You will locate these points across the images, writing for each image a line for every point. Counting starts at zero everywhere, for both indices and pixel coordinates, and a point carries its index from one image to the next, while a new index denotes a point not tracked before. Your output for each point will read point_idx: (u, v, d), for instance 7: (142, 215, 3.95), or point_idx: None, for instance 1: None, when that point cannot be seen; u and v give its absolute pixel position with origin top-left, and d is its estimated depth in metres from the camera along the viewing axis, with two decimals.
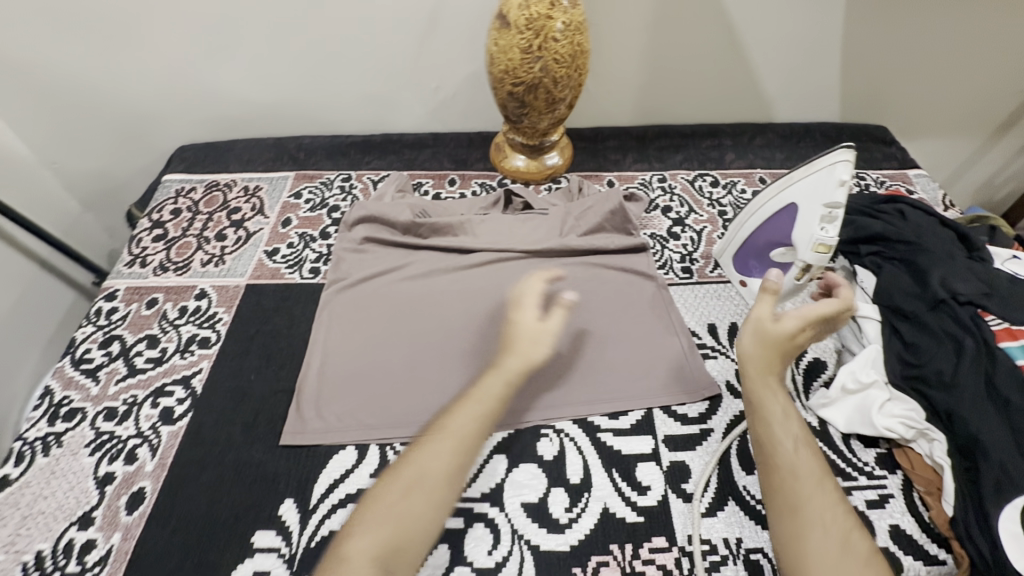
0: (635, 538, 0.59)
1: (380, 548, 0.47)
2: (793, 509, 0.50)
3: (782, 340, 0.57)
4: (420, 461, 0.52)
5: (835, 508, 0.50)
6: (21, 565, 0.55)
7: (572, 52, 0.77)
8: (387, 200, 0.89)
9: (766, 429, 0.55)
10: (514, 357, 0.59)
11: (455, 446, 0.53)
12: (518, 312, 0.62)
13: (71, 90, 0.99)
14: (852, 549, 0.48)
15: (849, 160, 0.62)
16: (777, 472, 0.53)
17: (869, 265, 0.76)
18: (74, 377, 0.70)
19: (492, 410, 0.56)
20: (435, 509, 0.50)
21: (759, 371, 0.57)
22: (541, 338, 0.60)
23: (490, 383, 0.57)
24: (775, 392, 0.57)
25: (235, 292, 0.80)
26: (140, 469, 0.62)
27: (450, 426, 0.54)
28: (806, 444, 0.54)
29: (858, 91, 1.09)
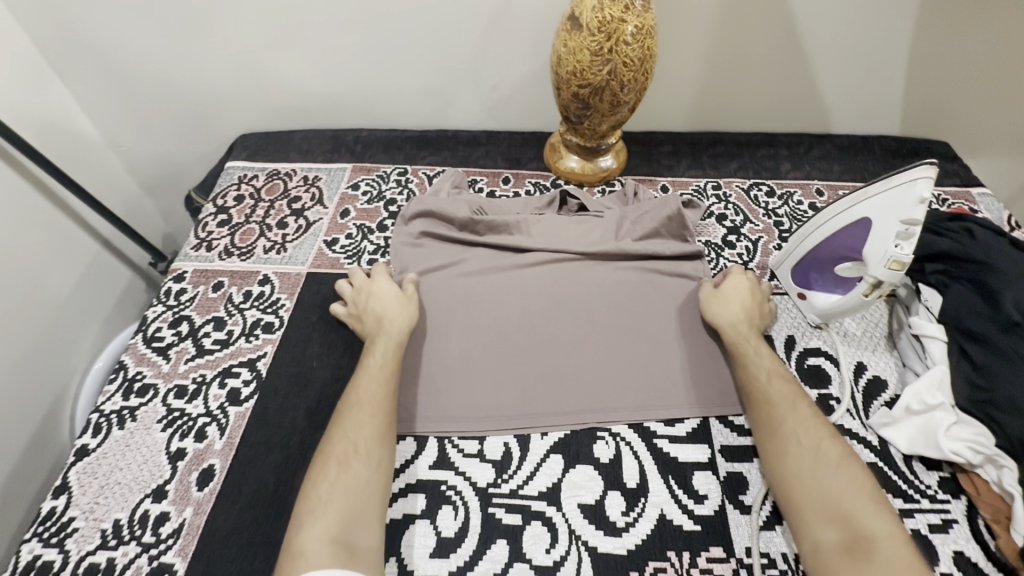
0: (692, 546, 0.59)
1: (335, 525, 0.52)
2: (773, 432, 0.61)
3: (729, 296, 0.73)
4: (344, 437, 0.59)
5: (812, 424, 0.60)
6: (100, 532, 0.58)
7: (642, 55, 0.77)
8: (443, 195, 0.90)
9: (745, 368, 0.67)
10: (392, 322, 0.69)
11: (368, 414, 0.60)
12: (377, 289, 0.73)
13: (142, 77, 1.02)
14: (825, 456, 0.57)
15: (931, 176, 0.61)
16: (756, 403, 0.64)
17: (935, 283, 0.75)
18: (146, 354, 0.73)
19: (390, 370, 0.65)
20: (374, 474, 0.57)
21: (728, 325, 0.71)
22: (403, 305, 0.71)
23: (380, 351, 0.67)
24: (749, 338, 0.70)
25: (297, 280, 0.82)
26: (210, 447, 0.64)
27: (359, 398, 0.62)
28: (779, 374, 0.65)
29: (921, 105, 1.06)
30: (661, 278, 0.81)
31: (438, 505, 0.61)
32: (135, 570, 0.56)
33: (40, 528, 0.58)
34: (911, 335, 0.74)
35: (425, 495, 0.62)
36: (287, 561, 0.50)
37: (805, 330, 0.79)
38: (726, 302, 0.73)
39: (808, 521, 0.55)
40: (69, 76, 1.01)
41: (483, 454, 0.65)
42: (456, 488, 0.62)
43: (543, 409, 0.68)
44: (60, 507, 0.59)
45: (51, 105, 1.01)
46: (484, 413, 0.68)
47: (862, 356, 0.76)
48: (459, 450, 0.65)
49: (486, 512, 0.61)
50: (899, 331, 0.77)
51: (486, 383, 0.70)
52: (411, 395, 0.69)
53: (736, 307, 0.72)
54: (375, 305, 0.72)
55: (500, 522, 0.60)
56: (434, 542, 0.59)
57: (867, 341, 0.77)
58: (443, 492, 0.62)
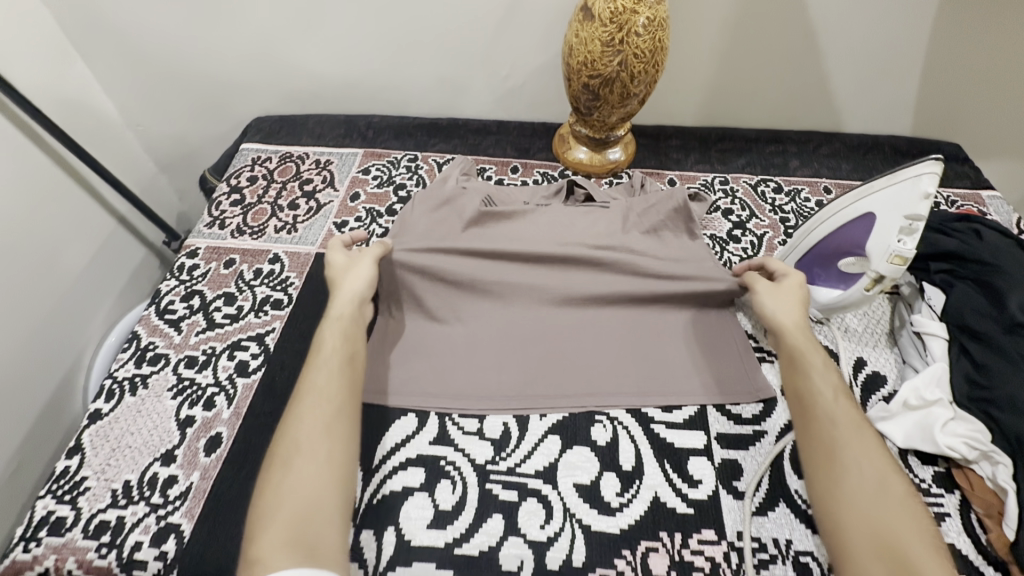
0: (685, 528, 0.60)
1: (289, 528, 0.50)
2: (830, 450, 0.56)
3: (791, 298, 0.69)
4: (289, 436, 0.56)
5: (875, 451, 0.56)
6: (110, 492, 0.60)
7: (652, 47, 0.77)
8: (452, 181, 0.90)
9: (807, 379, 0.62)
10: (341, 290, 0.70)
11: (312, 404, 0.59)
12: (332, 272, 0.73)
13: (162, 58, 1.04)
14: (885, 486, 0.53)
15: (937, 172, 0.61)
16: (815, 417, 0.59)
17: (939, 282, 0.75)
18: (159, 325, 0.75)
19: (341, 353, 0.64)
20: (326, 468, 0.54)
21: (792, 326, 0.67)
22: (353, 273, 0.72)
23: (326, 336, 0.65)
24: (812, 347, 0.65)
25: (306, 259, 0.83)
26: (218, 416, 0.66)
27: (305, 390, 0.60)
28: (844, 394, 0.61)
29: (933, 107, 1.06)
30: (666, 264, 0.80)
31: (437, 479, 0.63)
32: (142, 529, 0.58)
33: (53, 485, 0.60)
34: (912, 332, 0.74)
35: (424, 469, 0.63)
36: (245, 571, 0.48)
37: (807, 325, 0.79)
38: (791, 305, 0.69)
39: (855, 549, 0.50)
40: (90, 54, 1.04)
41: (482, 432, 0.66)
42: (454, 464, 0.64)
43: (542, 392, 0.69)
44: (73, 467, 0.62)
45: (72, 83, 1.03)
46: (487, 393, 0.69)
47: (862, 351, 0.76)
48: (459, 428, 0.67)
49: (483, 488, 0.62)
50: (900, 328, 0.77)
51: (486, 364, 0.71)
52: (416, 371, 0.71)
53: (798, 311, 0.68)
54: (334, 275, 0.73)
55: (496, 497, 0.61)
56: (431, 514, 0.60)
57: (867, 337, 0.78)
58: (442, 467, 0.63)
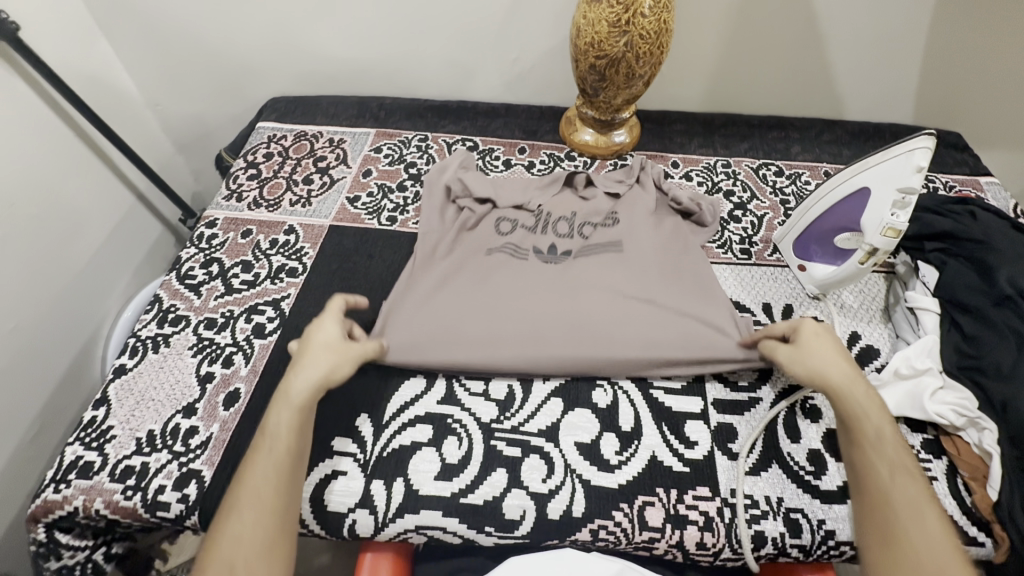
0: (681, 486, 0.63)
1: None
2: (889, 541, 0.51)
3: (836, 355, 0.62)
4: (222, 553, 0.49)
5: (944, 545, 0.50)
6: (135, 440, 0.63)
7: (657, 29, 0.80)
8: (449, 173, 0.91)
9: (863, 453, 0.56)
10: (300, 375, 0.59)
11: (251, 516, 0.51)
12: (314, 335, 0.63)
13: (181, 39, 1.07)
14: None
15: (929, 146, 0.63)
16: (874, 500, 0.54)
17: (933, 260, 0.77)
18: (180, 289, 0.78)
19: (289, 448, 0.55)
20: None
21: (841, 387, 0.59)
22: (328, 354, 0.61)
23: (277, 424, 0.56)
24: (867, 411, 0.58)
25: (320, 231, 0.87)
26: (236, 372, 0.69)
27: (247, 488, 0.52)
28: (907, 471, 0.54)
29: (935, 96, 1.08)
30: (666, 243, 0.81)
31: (444, 435, 0.66)
32: (166, 474, 0.61)
33: (82, 433, 0.64)
34: (906, 307, 0.76)
35: (432, 426, 0.66)
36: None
37: (805, 301, 0.81)
38: (837, 361, 0.61)
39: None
40: (113, 34, 1.07)
41: (488, 393, 0.69)
42: (461, 421, 0.67)
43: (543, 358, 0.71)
44: (100, 417, 0.65)
45: (96, 63, 1.07)
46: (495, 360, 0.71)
47: (856, 326, 0.79)
48: (466, 389, 0.70)
49: (488, 444, 0.65)
50: (895, 305, 0.79)
51: None
52: None
53: (847, 368, 0.60)
54: (305, 352, 0.61)
55: (501, 453, 0.64)
56: (439, 467, 0.63)
57: (862, 313, 0.80)
58: (448, 424, 0.66)
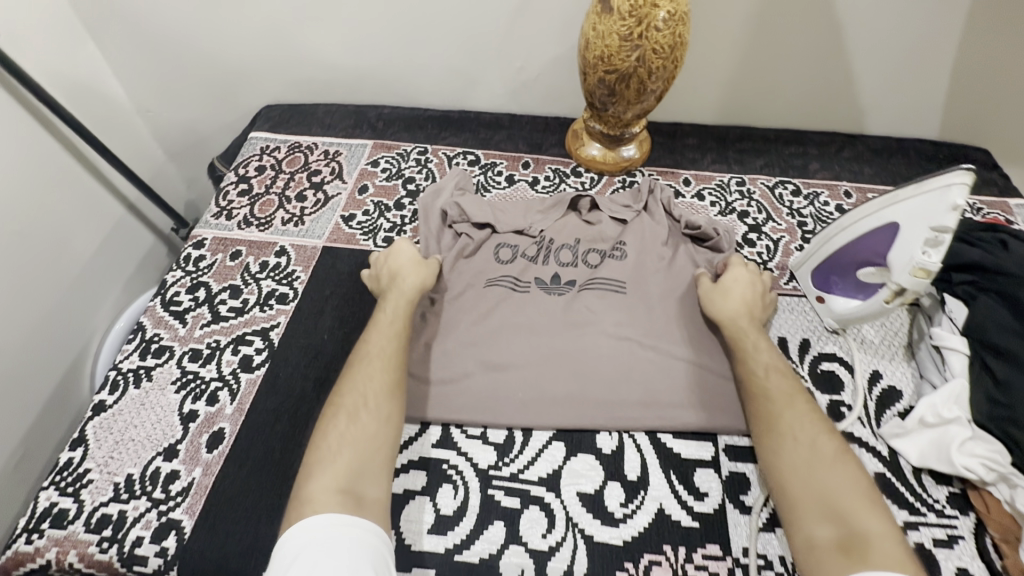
0: (689, 543, 0.59)
1: (344, 474, 0.53)
2: (770, 429, 0.59)
3: (730, 290, 0.70)
4: (353, 391, 0.59)
5: (811, 421, 0.58)
6: (113, 485, 0.60)
7: (672, 43, 0.75)
8: (444, 195, 0.87)
9: (744, 365, 0.65)
10: (407, 278, 0.71)
11: (379, 367, 0.61)
12: (405, 247, 0.75)
13: (171, 44, 1.03)
14: (820, 452, 0.55)
15: (967, 182, 0.58)
16: (755, 399, 0.62)
17: (962, 295, 0.72)
18: (164, 316, 0.75)
19: (400, 326, 0.66)
20: (380, 430, 0.57)
21: (731, 317, 0.68)
22: (417, 263, 0.73)
23: (392, 308, 0.68)
24: (750, 334, 0.67)
25: (313, 253, 0.82)
26: (221, 411, 0.66)
27: (369, 353, 0.62)
28: (780, 372, 0.63)
29: (965, 110, 1.01)
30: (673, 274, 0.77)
31: (439, 483, 0.62)
32: (144, 524, 0.58)
33: (58, 477, 0.61)
34: (931, 345, 0.72)
35: (426, 473, 0.63)
36: (296, 508, 0.50)
37: (821, 335, 0.77)
38: (728, 294, 0.70)
39: (805, 520, 0.53)
40: (101, 38, 1.02)
41: (485, 437, 0.66)
42: (457, 467, 0.63)
43: (546, 397, 0.67)
44: (77, 459, 0.62)
45: (82, 68, 1.02)
46: (494, 403, 0.67)
47: (878, 364, 0.74)
48: (462, 432, 0.66)
49: (485, 494, 0.61)
50: (919, 342, 0.75)
51: (489, 365, 0.69)
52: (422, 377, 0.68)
53: (737, 299, 0.69)
54: (398, 262, 0.73)
55: (498, 504, 0.61)
56: (433, 519, 0.60)
57: (884, 350, 0.75)
58: (443, 471, 0.63)
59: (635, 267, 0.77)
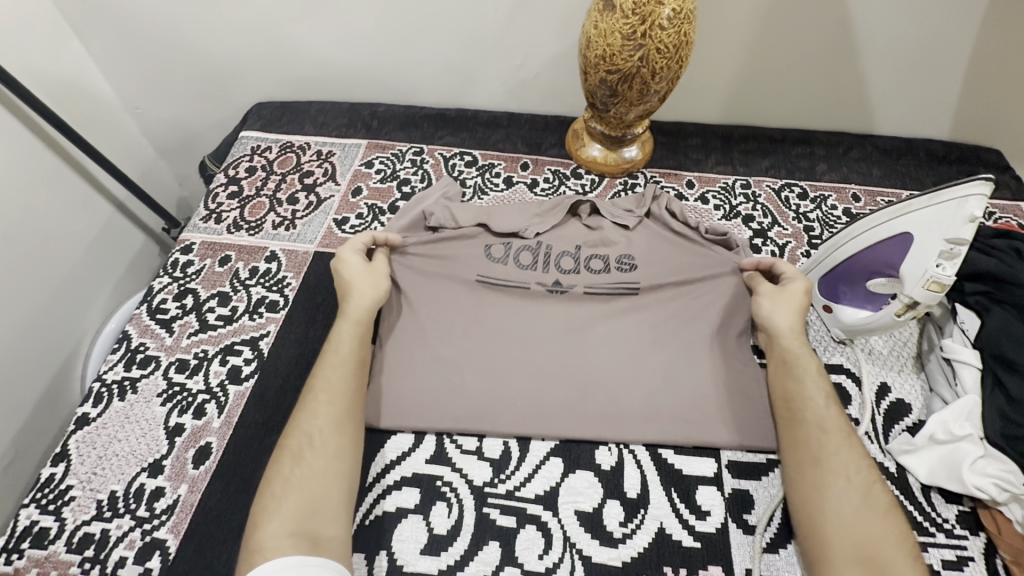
0: (690, 564, 0.57)
1: (293, 519, 0.52)
2: (816, 460, 0.57)
3: (792, 300, 0.68)
4: (298, 430, 0.58)
5: (861, 462, 0.57)
6: (95, 503, 0.58)
7: (677, 42, 0.72)
8: (430, 202, 0.83)
9: (797, 387, 0.62)
10: (354, 302, 0.68)
11: (323, 401, 0.59)
12: (347, 267, 0.71)
13: (158, 39, 0.99)
14: (868, 495, 0.54)
15: (986, 193, 0.57)
16: (804, 424, 0.60)
17: (974, 306, 0.69)
18: (150, 325, 0.73)
19: (349, 353, 0.64)
20: (330, 467, 0.55)
21: (787, 332, 0.66)
22: (363, 285, 0.69)
23: (343, 333, 0.65)
24: (803, 354, 0.65)
25: (304, 258, 0.80)
26: (208, 425, 0.64)
27: (315, 387, 0.60)
28: (833, 404, 0.61)
29: (977, 111, 0.98)
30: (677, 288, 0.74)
31: (432, 501, 0.60)
32: (127, 544, 0.56)
33: (38, 494, 0.59)
34: (942, 358, 0.69)
35: (419, 490, 0.61)
36: (246, 558, 0.50)
37: (829, 346, 0.74)
38: (789, 307, 0.68)
39: (837, 559, 0.52)
40: (85, 34, 0.99)
41: (481, 452, 0.63)
42: (451, 485, 0.61)
43: (545, 411, 0.65)
44: (58, 475, 0.60)
45: (66, 64, 0.99)
46: (494, 412, 0.65)
47: (886, 376, 0.72)
48: (457, 446, 0.64)
49: (480, 512, 0.60)
50: (929, 353, 0.73)
51: (486, 374, 0.67)
52: (418, 384, 0.66)
53: (794, 314, 0.67)
54: (344, 287, 0.70)
55: (494, 523, 0.59)
56: (426, 538, 0.58)
57: (893, 362, 0.73)
58: (437, 488, 0.61)
59: (641, 274, 0.75)
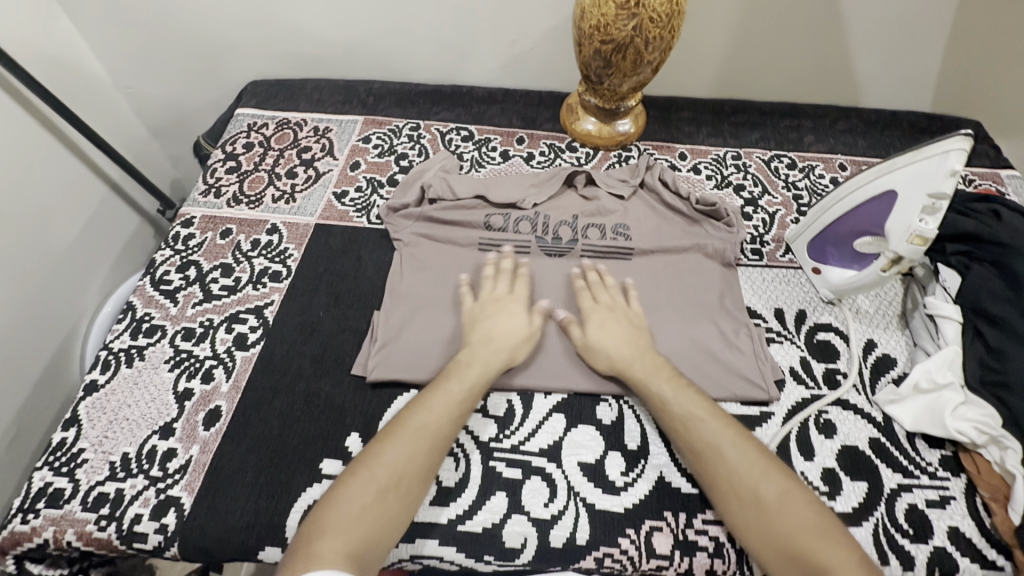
0: (689, 509, 0.59)
1: (352, 544, 0.48)
2: (715, 480, 0.56)
3: (617, 330, 0.66)
4: (389, 456, 0.54)
5: (748, 457, 0.56)
6: (109, 464, 0.59)
7: (669, 11, 0.73)
8: (429, 175, 0.85)
9: (666, 414, 0.60)
10: (495, 352, 0.63)
11: (427, 444, 0.56)
12: (498, 304, 0.67)
13: (150, 15, 0.98)
14: (766, 492, 0.53)
15: (965, 148, 0.59)
16: (690, 449, 0.58)
17: (955, 264, 0.73)
18: (154, 296, 0.73)
19: (465, 404, 0.60)
20: (400, 511, 0.52)
21: (625, 360, 0.64)
22: (507, 338, 0.65)
23: (467, 378, 0.61)
24: (650, 374, 0.63)
25: (305, 231, 0.81)
26: (217, 389, 0.65)
27: (413, 421, 0.57)
28: (697, 410, 0.59)
29: (958, 83, 1.01)
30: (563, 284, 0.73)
31: None
32: (142, 502, 0.57)
33: (51, 457, 0.60)
34: (925, 314, 0.72)
35: None
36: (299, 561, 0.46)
37: (818, 306, 0.77)
38: (609, 328, 0.66)
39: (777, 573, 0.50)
40: (76, 11, 0.98)
41: (486, 409, 0.65)
42: (457, 441, 0.63)
43: (545, 367, 0.67)
44: (70, 439, 0.61)
45: (57, 41, 0.98)
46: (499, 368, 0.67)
47: (872, 333, 0.75)
48: None
49: (486, 466, 0.62)
50: (913, 311, 0.75)
51: None
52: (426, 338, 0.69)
53: (620, 333, 0.66)
54: (482, 325, 0.65)
55: (500, 475, 0.61)
56: (435, 491, 0.60)
57: (879, 319, 0.76)
58: None
59: (639, 238, 0.78)
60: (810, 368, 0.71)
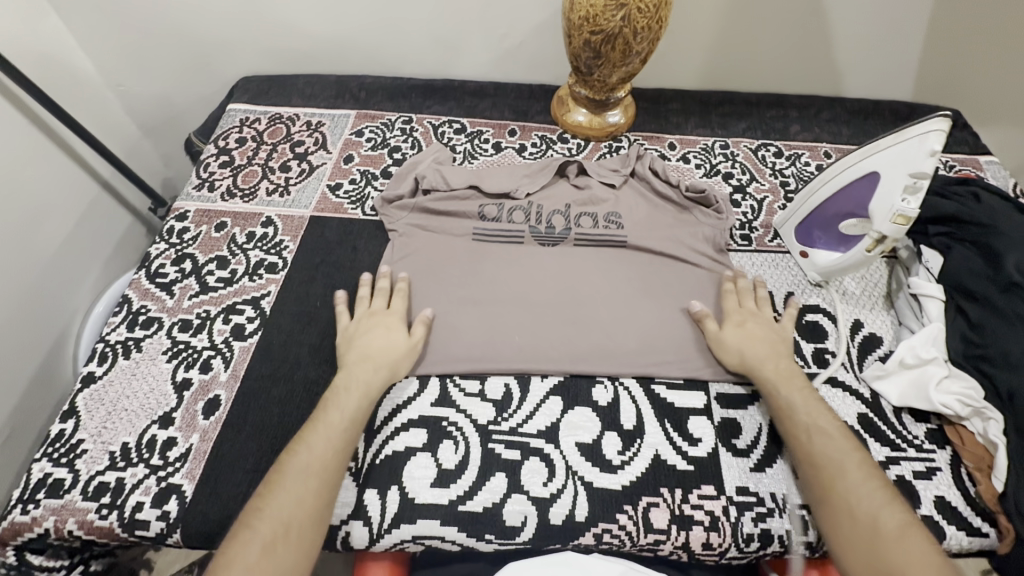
0: (685, 485, 0.61)
1: None
2: (828, 492, 0.55)
3: (752, 335, 0.67)
4: (274, 508, 0.51)
5: (872, 483, 0.54)
6: (108, 454, 0.59)
7: (656, 2, 0.75)
8: (422, 167, 0.86)
9: (790, 420, 0.60)
10: (374, 369, 0.63)
11: (311, 480, 0.54)
12: (375, 323, 0.66)
13: (141, 12, 0.99)
14: (884, 519, 0.52)
15: (943, 129, 0.61)
16: (808, 457, 0.58)
17: (937, 245, 0.75)
18: (150, 289, 0.73)
19: (347, 437, 0.58)
20: (298, 559, 0.50)
21: (755, 363, 0.65)
22: (381, 354, 0.64)
23: (347, 406, 0.60)
24: (783, 381, 0.63)
25: (300, 223, 0.81)
26: (215, 378, 0.65)
27: (294, 466, 0.54)
28: (831, 425, 0.59)
29: (938, 72, 1.03)
30: (711, 285, 0.74)
31: (439, 439, 0.63)
32: (143, 490, 0.57)
33: (50, 448, 0.60)
34: (909, 294, 0.74)
35: (426, 430, 0.63)
36: None
37: (805, 288, 0.79)
38: (746, 330, 0.67)
39: None
40: (65, 9, 0.98)
41: (484, 393, 0.66)
42: (456, 424, 0.64)
43: (540, 352, 0.68)
44: (68, 430, 0.61)
45: (47, 40, 0.98)
46: (494, 354, 0.68)
47: (859, 313, 0.77)
48: (461, 389, 0.66)
49: (485, 448, 0.62)
50: (897, 291, 0.78)
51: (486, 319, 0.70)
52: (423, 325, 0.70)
53: (757, 340, 0.67)
54: (358, 345, 0.65)
55: (499, 456, 0.62)
56: (435, 473, 0.60)
57: (865, 300, 0.78)
58: (443, 428, 0.63)
59: (631, 225, 0.80)
60: (799, 348, 0.73)
